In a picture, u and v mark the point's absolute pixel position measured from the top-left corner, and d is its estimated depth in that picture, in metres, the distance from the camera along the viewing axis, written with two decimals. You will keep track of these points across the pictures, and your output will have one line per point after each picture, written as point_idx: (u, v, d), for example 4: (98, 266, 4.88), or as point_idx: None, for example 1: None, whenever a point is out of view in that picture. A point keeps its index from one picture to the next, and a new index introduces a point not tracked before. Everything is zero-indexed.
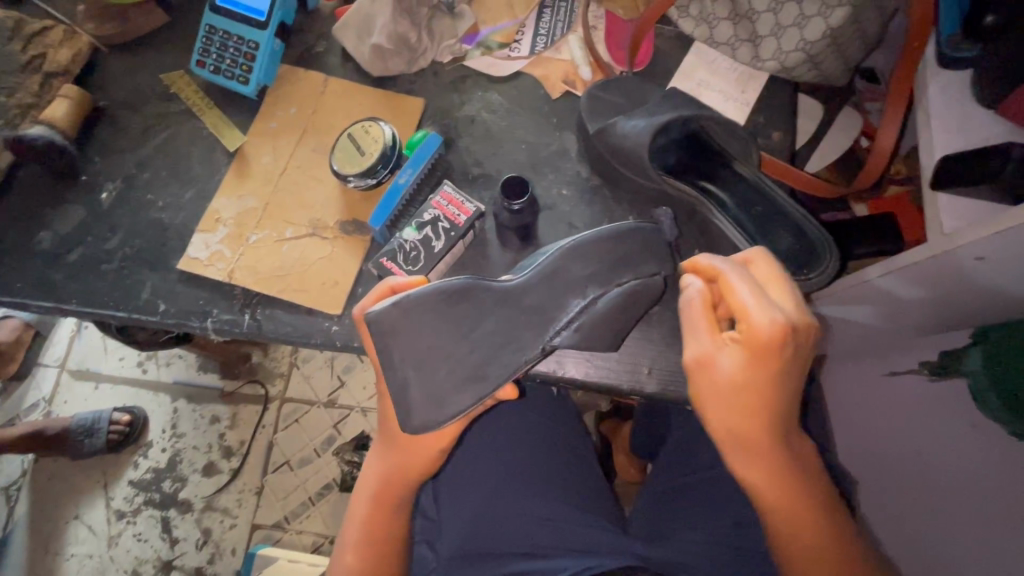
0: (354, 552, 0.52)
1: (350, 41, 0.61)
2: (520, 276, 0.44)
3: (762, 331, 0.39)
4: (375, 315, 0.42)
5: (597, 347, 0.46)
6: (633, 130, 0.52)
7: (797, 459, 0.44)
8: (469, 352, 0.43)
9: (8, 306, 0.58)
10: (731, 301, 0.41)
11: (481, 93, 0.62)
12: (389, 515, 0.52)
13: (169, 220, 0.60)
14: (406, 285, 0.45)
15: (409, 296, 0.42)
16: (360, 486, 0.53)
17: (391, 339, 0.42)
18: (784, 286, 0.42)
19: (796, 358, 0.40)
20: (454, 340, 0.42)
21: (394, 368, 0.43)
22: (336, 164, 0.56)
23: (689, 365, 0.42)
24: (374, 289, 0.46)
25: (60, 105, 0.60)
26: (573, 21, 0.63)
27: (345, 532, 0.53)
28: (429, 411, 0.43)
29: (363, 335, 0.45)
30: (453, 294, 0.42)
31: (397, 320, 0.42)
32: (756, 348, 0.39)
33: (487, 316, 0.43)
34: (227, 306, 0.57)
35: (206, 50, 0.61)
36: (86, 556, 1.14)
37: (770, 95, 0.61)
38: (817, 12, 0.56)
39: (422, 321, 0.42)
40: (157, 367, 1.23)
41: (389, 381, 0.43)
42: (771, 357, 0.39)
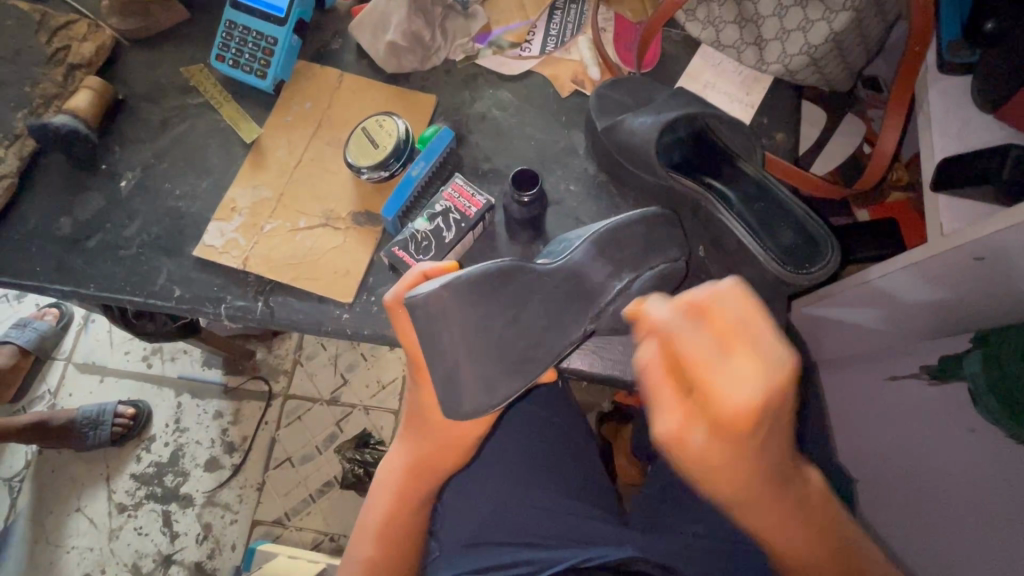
0: (371, 541, 0.52)
1: (366, 38, 0.62)
2: (560, 259, 0.46)
3: (735, 414, 0.32)
4: (422, 299, 0.41)
5: (629, 326, 0.49)
6: (641, 127, 0.53)
7: (799, 497, 0.42)
8: (517, 338, 0.44)
9: (26, 290, 0.60)
10: (705, 381, 0.33)
11: (492, 91, 0.64)
12: (415, 506, 0.53)
13: (185, 208, 0.61)
14: (439, 271, 0.45)
15: (461, 278, 0.41)
16: (379, 480, 0.54)
17: (440, 323, 0.42)
18: (758, 333, 0.33)
19: (777, 418, 0.34)
20: (505, 325, 0.43)
21: (442, 353, 0.43)
22: (351, 156, 0.57)
23: (659, 438, 0.36)
24: (405, 276, 0.45)
25: (83, 96, 0.61)
26: (583, 23, 0.65)
27: (363, 521, 0.53)
28: (480, 396, 0.44)
29: (397, 321, 0.45)
30: (499, 276, 0.43)
31: (448, 303, 0.41)
32: (726, 428, 0.33)
33: (532, 300, 0.44)
34: (240, 293, 0.58)
35: (226, 44, 0.63)
36: (86, 549, 1.14)
37: (775, 97, 0.62)
38: (822, 17, 0.57)
39: (471, 305, 0.42)
40: (162, 362, 1.24)
41: (437, 365, 0.43)
42: (744, 434, 0.33)
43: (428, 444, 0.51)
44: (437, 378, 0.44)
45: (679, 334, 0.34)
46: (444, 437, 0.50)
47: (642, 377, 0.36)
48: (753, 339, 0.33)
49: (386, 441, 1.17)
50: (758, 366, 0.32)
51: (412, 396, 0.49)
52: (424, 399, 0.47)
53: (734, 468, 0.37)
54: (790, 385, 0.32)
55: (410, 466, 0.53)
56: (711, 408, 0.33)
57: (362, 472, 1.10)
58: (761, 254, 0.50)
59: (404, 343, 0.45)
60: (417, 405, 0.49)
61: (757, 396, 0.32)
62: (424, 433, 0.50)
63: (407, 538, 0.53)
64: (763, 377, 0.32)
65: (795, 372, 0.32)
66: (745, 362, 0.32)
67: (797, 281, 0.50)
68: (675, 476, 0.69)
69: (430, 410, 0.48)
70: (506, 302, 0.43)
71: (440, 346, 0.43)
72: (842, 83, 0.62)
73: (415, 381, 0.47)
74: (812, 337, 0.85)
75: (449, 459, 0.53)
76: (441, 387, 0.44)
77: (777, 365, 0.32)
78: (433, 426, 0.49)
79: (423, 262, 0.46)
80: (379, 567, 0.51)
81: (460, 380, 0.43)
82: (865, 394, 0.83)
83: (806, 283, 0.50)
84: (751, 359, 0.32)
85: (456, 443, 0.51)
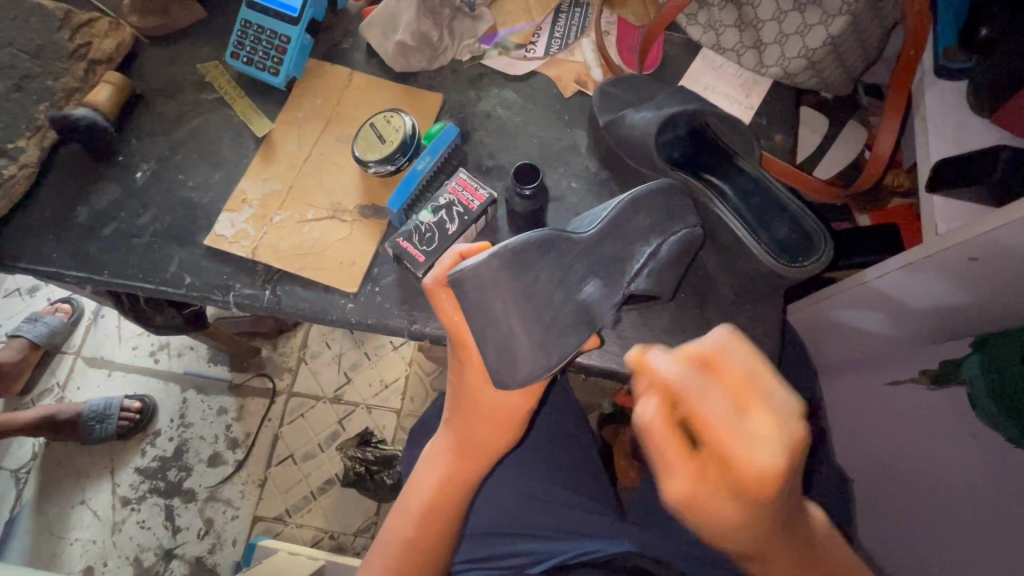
0: (411, 521, 0.53)
1: (375, 39, 0.64)
2: (589, 228, 0.45)
3: (763, 480, 0.31)
4: (464, 272, 0.41)
5: (664, 292, 0.49)
6: (641, 121, 0.55)
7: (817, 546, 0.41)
8: (561, 306, 0.43)
9: (44, 276, 0.62)
10: (722, 444, 0.31)
11: (497, 90, 0.65)
12: (452, 491, 0.54)
13: (198, 199, 0.63)
14: (474, 252, 0.46)
15: (507, 246, 0.41)
16: (423, 462, 0.55)
17: (490, 294, 0.42)
18: (771, 390, 0.33)
19: (798, 472, 0.33)
20: (549, 290, 0.43)
21: (496, 322, 0.43)
22: (359, 151, 0.59)
23: (672, 500, 0.35)
24: (441, 259, 0.46)
25: (103, 90, 0.64)
26: (586, 26, 0.67)
27: (405, 501, 0.54)
28: (533, 362, 0.44)
29: (438, 303, 0.46)
30: (538, 245, 0.42)
31: (495, 273, 0.42)
32: (753, 494, 0.32)
33: (569, 266, 0.44)
34: (249, 281, 0.60)
35: (241, 42, 0.65)
36: (90, 541, 1.15)
37: (773, 99, 0.64)
38: (819, 21, 0.58)
39: (515, 275, 0.42)
40: (168, 357, 1.26)
41: (493, 336, 0.43)
42: (771, 498, 0.32)
43: (471, 426, 0.52)
44: (488, 350, 0.44)
45: (691, 389, 0.33)
46: (492, 417, 0.50)
47: (646, 435, 0.35)
48: (759, 391, 0.32)
49: (387, 440, 1.18)
50: (774, 419, 0.31)
51: (457, 374, 0.50)
52: (471, 376, 0.48)
53: (752, 531, 0.36)
54: (806, 441, 0.31)
55: (454, 449, 0.53)
56: (731, 473, 0.32)
57: (362, 470, 1.11)
58: (756, 247, 0.51)
59: (445, 324, 0.46)
60: (461, 386, 0.50)
61: (779, 461, 0.30)
62: (473, 414, 0.51)
63: (445, 519, 0.53)
64: (783, 437, 0.31)
65: (807, 437, 0.31)
66: (765, 424, 0.31)
67: (791, 274, 0.50)
68: None
69: (477, 389, 0.48)
70: (547, 270, 0.43)
71: (485, 316, 0.43)
72: (840, 87, 0.64)
73: (459, 359, 0.48)
74: (813, 340, 0.84)
75: (495, 442, 0.52)
76: (493, 355, 0.44)
77: (793, 428, 0.31)
78: (481, 405, 0.50)
79: (457, 244, 0.47)
80: (418, 546, 0.53)
81: (514, 348, 0.43)
82: (864, 398, 0.83)
83: (798, 277, 0.50)
84: (765, 421, 0.31)
85: (503, 423, 0.51)
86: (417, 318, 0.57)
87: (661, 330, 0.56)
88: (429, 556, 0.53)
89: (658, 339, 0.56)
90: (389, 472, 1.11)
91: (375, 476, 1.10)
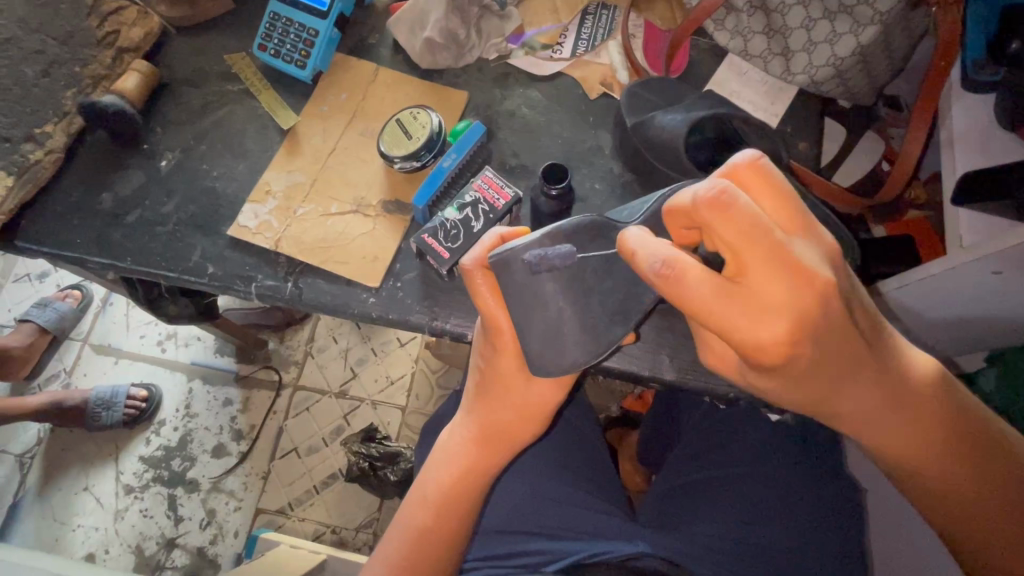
0: (427, 511, 0.53)
1: (403, 35, 0.65)
2: (633, 220, 0.44)
3: (771, 339, 0.34)
4: (512, 253, 0.42)
5: None
6: (670, 123, 0.55)
7: (892, 379, 0.40)
8: (603, 301, 0.43)
9: (65, 261, 0.62)
10: (726, 319, 0.33)
11: (523, 89, 0.65)
12: (471, 483, 0.54)
13: (222, 189, 0.63)
14: (515, 235, 0.46)
15: (562, 227, 0.43)
16: (442, 449, 0.55)
17: (540, 274, 0.42)
18: (784, 240, 0.33)
19: (827, 317, 0.34)
20: (596, 278, 0.43)
21: (546, 304, 0.43)
22: (384, 146, 0.60)
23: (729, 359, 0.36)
24: (481, 239, 0.46)
25: (131, 78, 0.64)
26: (613, 28, 0.67)
27: (422, 490, 0.54)
28: (579, 347, 0.44)
29: (473, 287, 0.45)
30: (588, 231, 0.43)
31: (548, 253, 0.42)
32: (770, 355, 0.34)
33: (613, 259, 0.43)
34: (271, 273, 0.60)
35: (269, 35, 0.65)
36: (92, 527, 1.16)
37: (799, 107, 0.64)
38: (849, 30, 0.58)
39: (567, 256, 0.43)
40: (175, 347, 1.26)
41: (541, 318, 0.43)
42: (795, 356, 0.35)
43: (499, 414, 0.52)
44: (534, 333, 0.44)
45: (677, 274, 0.34)
46: (522, 407, 0.51)
47: (685, 315, 0.35)
48: (776, 239, 0.33)
49: (392, 436, 1.18)
50: (795, 262, 0.33)
51: (487, 362, 0.49)
52: (503, 365, 0.48)
53: (812, 374, 0.37)
54: (820, 281, 0.33)
55: (476, 438, 0.53)
56: (746, 345, 0.34)
57: (367, 465, 1.10)
58: None
59: (479, 309, 0.45)
60: (490, 376, 0.50)
61: (818, 288, 0.33)
62: (502, 403, 0.51)
63: (461, 514, 0.53)
64: (792, 295, 0.33)
65: (832, 280, 0.33)
66: (804, 261, 0.33)
67: None
68: (687, 477, 0.71)
69: (511, 377, 0.49)
70: (596, 257, 0.43)
71: (530, 302, 0.43)
72: (866, 97, 0.63)
73: (493, 346, 0.47)
74: None
75: (520, 431, 0.53)
76: (539, 340, 0.44)
77: (822, 261, 0.34)
78: (510, 393, 0.50)
79: (495, 227, 0.47)
80: (434, 534, 0.53)
81: (560, 336, 0.44)
82: None
83: None
84: (794, 266, 0.33)
85: (531, 415, 0.52)
86: (439, 314, 0.57)
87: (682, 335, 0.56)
88: (443, 548, 0.53)
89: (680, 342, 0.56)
90: (393, 468, 1.10)
91: (380, 472, 1.10)
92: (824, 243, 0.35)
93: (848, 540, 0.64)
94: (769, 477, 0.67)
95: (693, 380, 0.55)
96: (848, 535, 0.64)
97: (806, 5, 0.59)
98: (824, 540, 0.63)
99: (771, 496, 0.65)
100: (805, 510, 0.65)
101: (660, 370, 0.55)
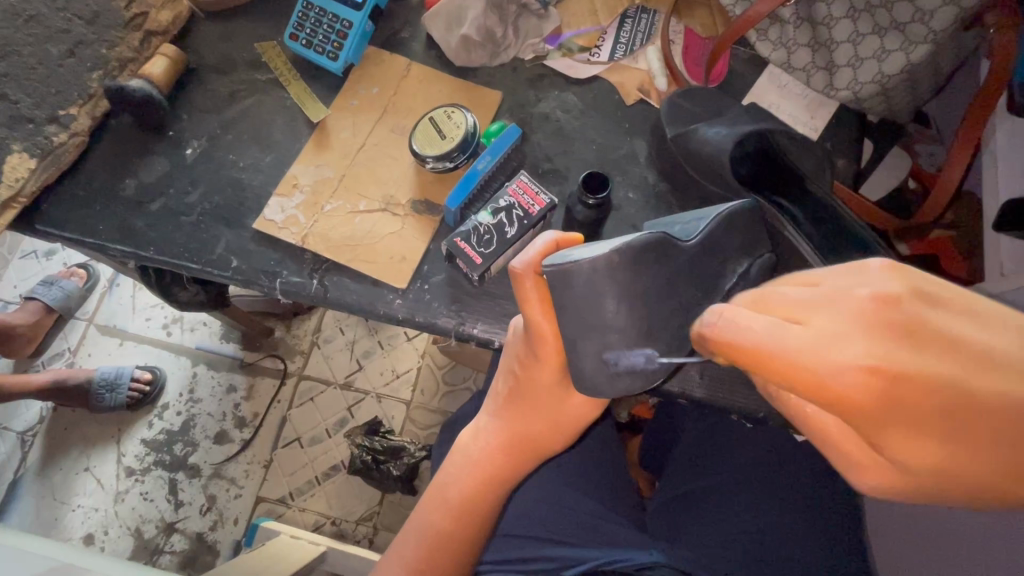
0: (448, 515, 0.52)
1: (438, 31, 0.63)
2: (692, 238, 0.42)
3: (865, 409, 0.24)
4: (576, 266, 0.39)
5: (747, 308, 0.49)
6: (714, 136, 0.56)
7: None
8: (667, 326, 0.42)
9: (85, 246, 0.61)
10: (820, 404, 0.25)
11: (558, 92, 0.64)
12: (493, 490, 0.53)
13: (248, 180, 0.62)
14: (570, 243, 0.45)
15: (631, 243, 0.39)
16: (466, 452, 0.54)
17: (602, 291, 0.39)
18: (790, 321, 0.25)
19: (939, 344, 0.23)
20: (660, 299, 0.41)
21: (602, 326, 0.41)
22: (416, 145, 0.58)
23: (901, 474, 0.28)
24: (535, 243, 0.44)
25: (158, 62, 0.63)
26: (653, 33, 0.65)
27: (444, 493, 0.53)
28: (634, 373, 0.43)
29: (522, 291, 0.43)
30: (655, 250, 0.40)
31: (615, 270, 0.39)
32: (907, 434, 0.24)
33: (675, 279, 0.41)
34: (296, 269, 0.59)
35: (301, 24, 0.64)
36: (91, 509, 1.15)
37: (839, 123, 0.62)
38: (899, 48, 0.57)
39: (634, 274, 0.39)
40: (182, 332, 1.25)
41: (593, 339, 0.42)
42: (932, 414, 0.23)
43: (532, 424, 0.51)
44: (589, 353, 0.42)
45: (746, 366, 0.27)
46: (558, 419, 0.51)
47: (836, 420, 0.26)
48: (781, 342, 0.25)
49: (396, 430, 1.17)
50: (833, 372, 0.24)
51: (526, 370, 0.48)
52: (545, 375, 0.47)
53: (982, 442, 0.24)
54: (884, 326, 0.24)
55: (504, 444, 0.52)
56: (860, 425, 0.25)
57: (369, 460, 1.10)
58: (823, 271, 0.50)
59: (526, 315, 0.44)
60: (532, 386, 0.49)
61: (860, 382, 0.23)
62: (538, 413, 0.51)
63: (480, 518, 0.53)
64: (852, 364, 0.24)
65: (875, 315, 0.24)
66: (836, 352, 0.24)
67: None
68: (689, 485, 0.71)
69: (551, 389, 0.49)
70: (660, 277, 0.40)
71: (583, 320, 0.41)
72: (907, 116, 0.62)
73: (535, 355, 0.47)
74: None
75: (551, 441, 0.53)
76: (595, 362, 0.43)
77: (858, 335, 0.24)
78: (548, 405, 0.50)
79: (547, 232, 0.45)
80: (454, 540, 0.52)
81: (615, 356, 0.42)
82: None
83: None
84: (827, 378, 0.24)
85: (563, 426, 0.52)
86: (466, 319, 0.56)
87: (714, 355, 0.55)
88: (461, 553, 0.52)
89: (710, 359, 0.55)
90: (395, 463, 1.09)
91: (381, 466, 1.09)
92: (850, 304, 0.25)
93: (860, 560, 0.63)
94: (781, 490, 0.66)
95: (721, 399, 0.55)
96: (859, 555, 0.64)
97: (855, 19, 0.58)
98: (839, 559, 0.62)
99: (787, 515, 0.64)
100: (821, 533, 0.64)
101: (689, 386, 0.55)
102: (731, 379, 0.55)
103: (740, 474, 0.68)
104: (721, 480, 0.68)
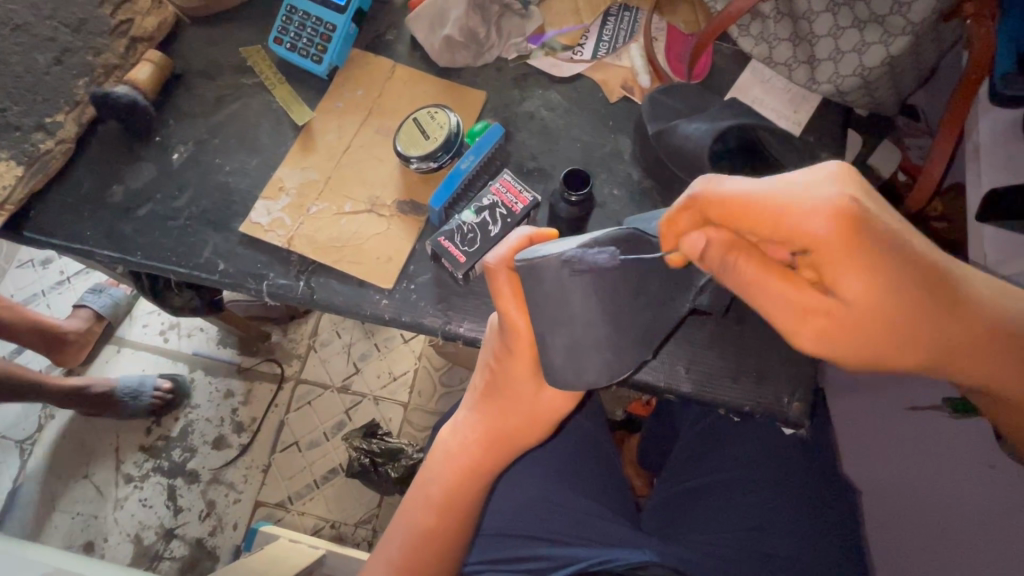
0: (433, 512, 0.52)
1: (422, 32, 0.64)
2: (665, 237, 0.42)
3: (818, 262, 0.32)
4: (545, 262, 0.40)
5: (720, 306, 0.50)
6: (695, 133, 0.55)
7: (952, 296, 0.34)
8: (637, 322, 0.42)
9: (74, 252, 0.61)
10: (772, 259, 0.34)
11: (542, 91, 0.64)
12: (477, 487, 0.53)
13: (235, 184, 0.62)
14: (543, 239, 0.45)
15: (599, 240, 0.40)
16: (445, 449, 0.54)
17: (569, 286, 0.40)
18: (783, 202, 0.32)
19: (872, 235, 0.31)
20: (630, 297, 0.41)
21: (570, 320, 0.41)
22: (401, 146, 0.59)
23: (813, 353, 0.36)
24: (509, 240, 0.45)
25: (144, 68, 0.63)
26: (635, 31, 0.65)
27: (426, 492, 0.53)
28: (601, 371, 0.43)
29: (496, 285, 0.44)
30: (624, 248, 0.40)
31: (581, 266, 0.40)
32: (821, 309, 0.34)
33: (647, 277, 0.41)
34: (284, 271, 0.59)
35: (286, 28, 0.64)
36: (91, 516, 1.15)
37: (822, 118, 0.63)
38: (878, 40, 0.57)
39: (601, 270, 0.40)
40: (179, 337, 1.26)
41: (563, 335, 0.42)
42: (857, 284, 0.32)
43: (510, 420, 0.51)
44: (558, 347, 0.43)
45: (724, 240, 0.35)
46: (534, 415, 0.51)
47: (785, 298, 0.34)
48: (769, 208, 0.32)
49: (393, 432, 1.17)
50: (771, 294, 0.35)
51: (500, 365, 0.49)
52: (518, 371, 0.48)
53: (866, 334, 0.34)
54: (848, 207, 0.31)
55: (482, 439, 0.52)
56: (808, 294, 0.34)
57: (367, 462, 1.09)
58: None
59: (499, 309, 0.45)
60: (507, 381, 0.49)
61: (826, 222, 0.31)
62: (515, 408, 0.50)
63: (467, 517, 0.53)
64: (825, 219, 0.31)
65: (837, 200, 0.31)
66: (773, 275, 0.34)
67: None
68: (684, 482, 0.71)
69: (524, 384, 0.49)
70: (628, 275, 0.41)
71: (554, 316, 0.42)
72: (891, 109, 0.62)
73: (509, 350, 0.47)
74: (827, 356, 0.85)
75: (528, 437, 0.52)
76: (563, 356, 0.43)
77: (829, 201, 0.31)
78: (522, 401, 0.50)
79: (522, 228, 0.46)
80: (441, 537, 0.52)
81: (584, 351, 0.42)
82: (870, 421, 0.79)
83: None
84: (761, 296, 0.35)
85: (542, 422, 0.52)
86: (452, 318, 0.57)
87: (700, 350, 0.55)
88: (445, 550, 0.52)
89: (697, 354, 0.55)
90: (393, 464, 1.09)
91: (380, 468, 1.09)
92: (811, 231, 0.31)
93: (855, 551, 0.64)
94: (772, 484, 0.66)
95: (709, 393, 0.55)
96: (852, 548, 0.64)
97: (834, 13, 0.58)
98: (833, 552, 0.63)
99: (778, 509, 0.64)
100: (815, 527, 0.64)
101: (676, 381, 0.55)
102: (719, 374, 0.55)
103: (731, 471, 0.68)
104: (713, 475, 0.69)
